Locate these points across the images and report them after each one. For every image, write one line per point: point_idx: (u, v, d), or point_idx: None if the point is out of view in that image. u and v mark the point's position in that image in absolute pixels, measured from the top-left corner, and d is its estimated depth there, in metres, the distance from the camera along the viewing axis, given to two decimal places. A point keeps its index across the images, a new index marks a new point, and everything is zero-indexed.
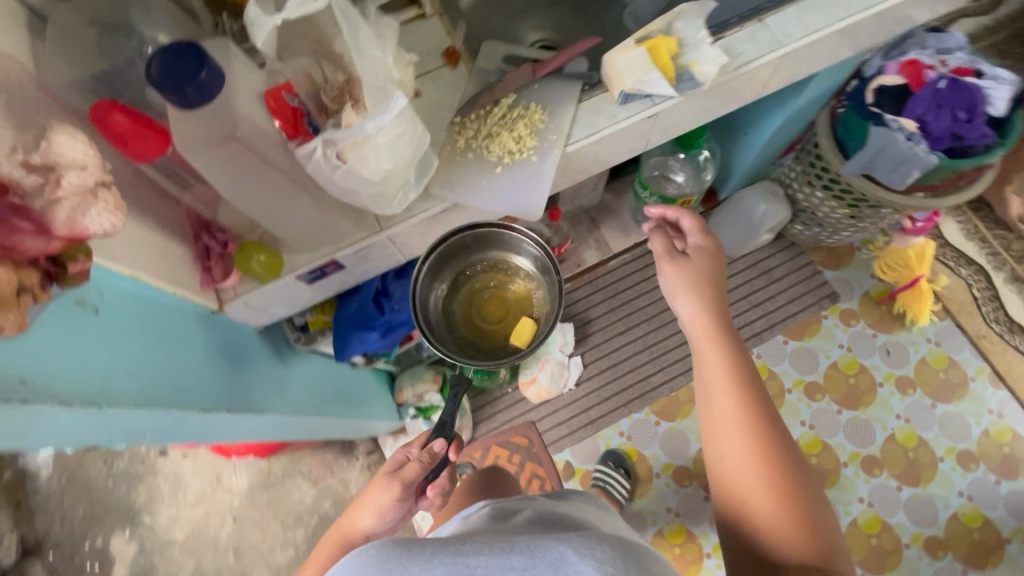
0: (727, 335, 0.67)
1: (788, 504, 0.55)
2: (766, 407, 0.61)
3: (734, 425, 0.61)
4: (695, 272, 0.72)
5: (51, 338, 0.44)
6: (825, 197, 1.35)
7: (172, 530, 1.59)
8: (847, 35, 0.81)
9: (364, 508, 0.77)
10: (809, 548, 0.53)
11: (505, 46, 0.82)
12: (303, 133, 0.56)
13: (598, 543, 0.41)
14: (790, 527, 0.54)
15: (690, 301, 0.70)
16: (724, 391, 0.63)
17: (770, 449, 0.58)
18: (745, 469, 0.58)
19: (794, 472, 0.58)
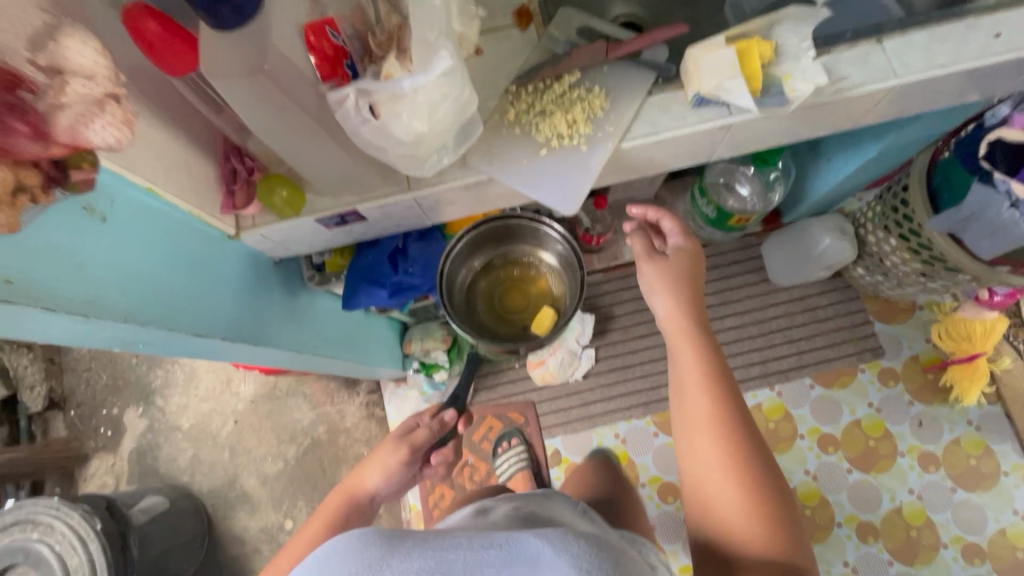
0: (703, 335, 0.67)
1: (758, 501, 0.55)
2: (738, 407, 0.60)
3: (708, 424, 0.59)
4: (675, 272, 0.71)
5: (48, 243, 0.44)
6: (899, 246, 1.23)
7: (179, 416, 1.69)
8: (976, 77, 0.70)
9: (373, 466, 0.78)
10: (779, 546, 0.53)
11: (584, 15, 0.74)
12: (343, 79, 0.53)
13: (576, 539, 0.39)
14: (760, 525, 0.54)
15: (669, 301, 0.69)
16: (697, 390, 0.62)
17: (742, 448, 0.58)
18: (719, 469, 0.57)
19: (765, 469, 0.57)
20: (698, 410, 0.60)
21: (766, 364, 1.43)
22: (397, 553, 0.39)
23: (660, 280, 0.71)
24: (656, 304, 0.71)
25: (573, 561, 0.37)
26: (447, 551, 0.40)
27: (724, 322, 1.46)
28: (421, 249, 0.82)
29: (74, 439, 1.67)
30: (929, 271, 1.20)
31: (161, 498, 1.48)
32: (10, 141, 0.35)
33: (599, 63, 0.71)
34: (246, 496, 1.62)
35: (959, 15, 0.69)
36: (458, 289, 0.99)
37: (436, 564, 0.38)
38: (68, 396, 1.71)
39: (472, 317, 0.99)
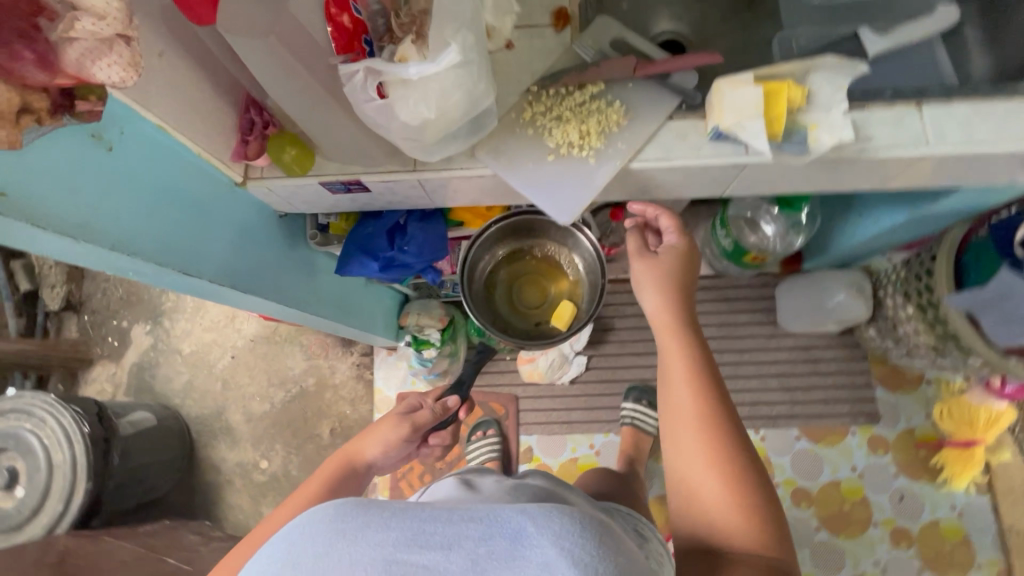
0: (690, 331, 0.67)
1: (743, 492, 0.55)
2: (723, 400, 0.61)
3: (694, 418, 0.59)
4: (668, 269, 0.72)
5: (46, 163, 0.47)
6: (914, 316, 1.19)
7: (182, 341, 1.76)
8: (1015, 161, 0.67)
9: (374, 437, 0.80)
10: (764, 535, 0.53)
11: (621, 25, 0.72)
12: (359, 54, 0.53)
13: (562, 515, 0.37)
14: (745, 516, 0.53)
15: (659, 300, 0.70)
16: (683, 383, 0.62)
17: (728, 440, 0.58)
18: (706, 461, 0.57)
19: (751, 460, 0.57)
20: (684, 403, 0.60)
21: (755, 407, 1.41)
22: (369, 526, 0.36)
23: (651, 279, 0.72)
24: (647, 303, 0.71)
25: (557, 540, 0.35)
26: (429, 519, 0.37)
27: (721, 356, 1.44)
28: (419, 230, 0.82)
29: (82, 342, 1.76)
30: (940, 347, 1.16)
31: (150, 415, 1.54)
32: (21, 68, 0.38)
33: (624, 78, 0.70)
34: (230, 429, 1.69)
35: (1010, 93, 0.65)
36: (479, 278, 1.00)
37: (415, 533, 0.36)
38: (84, 301, 1.79)
39: (490, 307, 1.01)
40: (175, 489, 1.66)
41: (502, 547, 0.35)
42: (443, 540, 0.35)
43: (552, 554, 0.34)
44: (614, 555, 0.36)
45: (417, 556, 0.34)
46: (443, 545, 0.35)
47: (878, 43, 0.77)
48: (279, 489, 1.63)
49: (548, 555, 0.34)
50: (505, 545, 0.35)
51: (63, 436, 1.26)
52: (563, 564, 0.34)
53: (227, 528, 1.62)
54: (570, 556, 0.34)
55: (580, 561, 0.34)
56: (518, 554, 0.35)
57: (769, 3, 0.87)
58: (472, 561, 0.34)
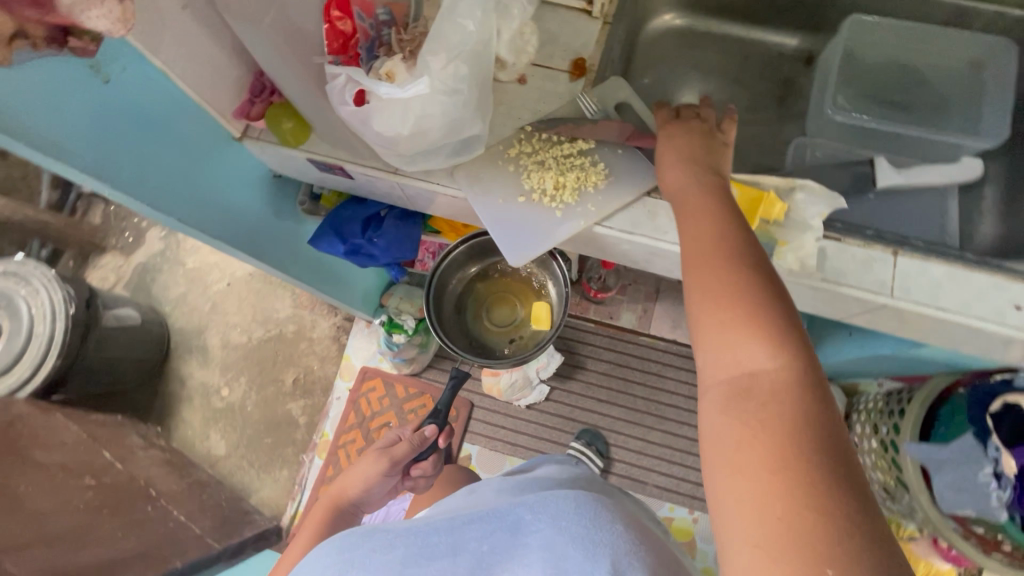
0: (710, 175, 0.55)
1: (769, 326, 0.42)
2: (749, 233, 0.48)
3: (715, 251, 0.47)
4: (691, 127, 0.60)
5: (38, 86, 0.52)
6: (875, 449, 1.14)
7: (187, 255, 1.81)
8: (979, 337, 0.65)
9: (355, 477, 0.83)
10: (798, 371, 0.40)
11: (631, 92, 0.73)
12: (350, 59, 0.58)
13: (554, 501, 0.50)
14: (774, 351, 0.41)
15: (675, 156, 0.57)
16: (701, 221, 0.50)
17: (755, 274, 0.44)
18: (726, 297, 0.44)
19: (783, 293, 0.44)
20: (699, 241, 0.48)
21: (697, 487, 1.38)
22: (381, 549, 0.50)
23: (672, 135, 0.59)
24: (662, 163, 0.59)
25: (551, 521, 0.48)
26: (428, 539, 0.51)
27: (679, 428, 1.42)
28: (394, 227, 0.88)
29: (100, 229, 1.84)
30: (890, 488, 1.11)
31: (135, 314, 1.60)
32: (15, 5, 0.42)
33: (615, 145, 0.72)
34: (205, 348, 1.74)
35: (990, 269, 0.64)
36: (448, 300, 1.00)
37: (421, 548, 0.49)
38: None
39: (461, 328, 1.01)
40: (139, 389, 1.72)
41: (503, 537, 0.49)
42: (448, 549, 0.49)
43: (549, 532, 0.47)
44: (609, 519, 0.49)
45: (427, 566, 0.47)
46: (450, 549, 0.49)
47: (892, 177, 0.76)
48: (231, 419, 1.67)
49: (540, 530, 0.48)
50: (504, 538, 0.49)
51: (49, 308, 1.33)
52: (555, 535, 0.46)
53: (173, 441, 1.67)
54: (559, 528, 0.47)
55: (574, 529, 0.46)
56: (518, 539, 0.48)
57: (800, 107, 0.87)
58: (478, 557, 0.47)
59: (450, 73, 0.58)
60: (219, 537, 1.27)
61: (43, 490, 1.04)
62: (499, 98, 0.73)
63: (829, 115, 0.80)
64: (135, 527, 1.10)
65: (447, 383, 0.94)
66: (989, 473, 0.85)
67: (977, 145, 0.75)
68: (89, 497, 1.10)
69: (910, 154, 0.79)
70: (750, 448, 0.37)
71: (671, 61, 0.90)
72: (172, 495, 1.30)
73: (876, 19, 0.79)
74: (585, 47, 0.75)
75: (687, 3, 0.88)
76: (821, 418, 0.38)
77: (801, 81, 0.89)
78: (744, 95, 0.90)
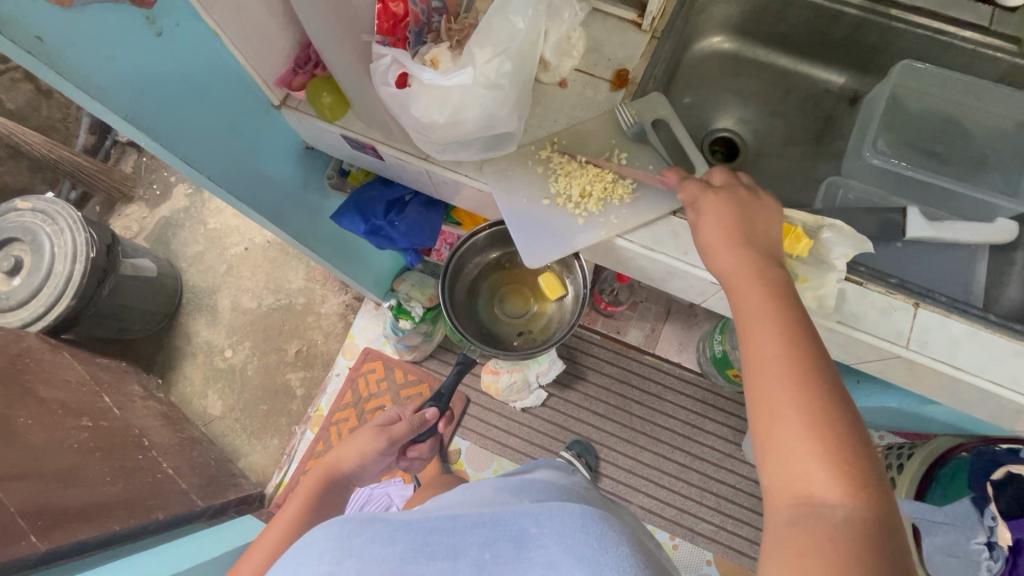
0: (766, 257, 0.53)
1: (840, 454, 0.41)
2: (815, 337, 0.46)
3: (783, 359, 0.45)
4: (737, 201, 0.57)
5: (95, 30, 0.53)
6: None
7: (210, 216, 1.84)
8: (991, 401, 0.64)
9: (351, 450, 0.80)
10: (871, 504, 0.40)
11: (670, 110, 0.72)
12: (398, 41, 0.59)
13: (564, 513, 0.43)
14: (844, 480, 0.40)
15: (726, 235, 0.55)
16: (765, 320, 0.48)
17: (826, 393, 0.43)
18: (797, 415, 0.43)
19: (852, 412, 0.43)
20: (766, 345, 0.46)
21: (682, 514, 1.36)
22: (374, 543, 0.42)
23: (716, 208, 0.57)
24: (708, 241, 0.56)
25: (558, 538, 0.41)
26: (428, 537, 0.43)
27: (671, 452, 1.40)
28: (415, 213, 0.90)
29: (130, 178, 1.86)
30: None
31: (152, 266, 1.61)
32: None
33: (647, 160, 0.72)
34: (214, 309, 1.76)
35: (1011, 333, 0.63)
36: (463, 284, 0.97)
37: (419, 545, 0.42)
38: None
39: (471, 313, 0.99)
40: (145, 339, 1.74)
41: (506, 549, 0.41)
42: (446, 551, 0.42)
43: (555, 551, 0.40)
44: (621, 541, 0.42)
45: (425, 566, 0.40)
46: (448, 554, 0.41)
47: (923, 228, 0.72)
48: (230, 380, 1.69)
49: (547, 548, 0.41)
50: (507, 549, 0.41)
51: (70, 249, 1.35)
52: (563, 559, 0.39)
53: (172, 395, 1.69)
54: (569, 551, 0.40)
55: (581, 551, 0.40)
56: (523, 553, 0.41)
57: (838, 146, 0.87)
58: (478, 565, 0.40)
59: (493, 69, 0.58)
60: (203, 495, 1.28)
61: (40, 425, 1.05)
62: (539, 99, 0.74)
63: (867, 158, 0.80)
64: (125, 474, 1.12)
65: (455, 369, 0.94)
66: (982, 542, 0.79)
67: (1017, 208, 0.73)
68: (84, 438, 1.12)
69: (940, 206, 0.79)
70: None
71: (713, 84, 0.90)
72: (164, 448, 1.31)
73: (929, 67, 0.78)
74: (629, 60, 0.75)
75: (738, 28, 0.87)
76: (889, 544, 0.38)
77: (842, 120, 0.88)
78: (782, 127, 0.90)
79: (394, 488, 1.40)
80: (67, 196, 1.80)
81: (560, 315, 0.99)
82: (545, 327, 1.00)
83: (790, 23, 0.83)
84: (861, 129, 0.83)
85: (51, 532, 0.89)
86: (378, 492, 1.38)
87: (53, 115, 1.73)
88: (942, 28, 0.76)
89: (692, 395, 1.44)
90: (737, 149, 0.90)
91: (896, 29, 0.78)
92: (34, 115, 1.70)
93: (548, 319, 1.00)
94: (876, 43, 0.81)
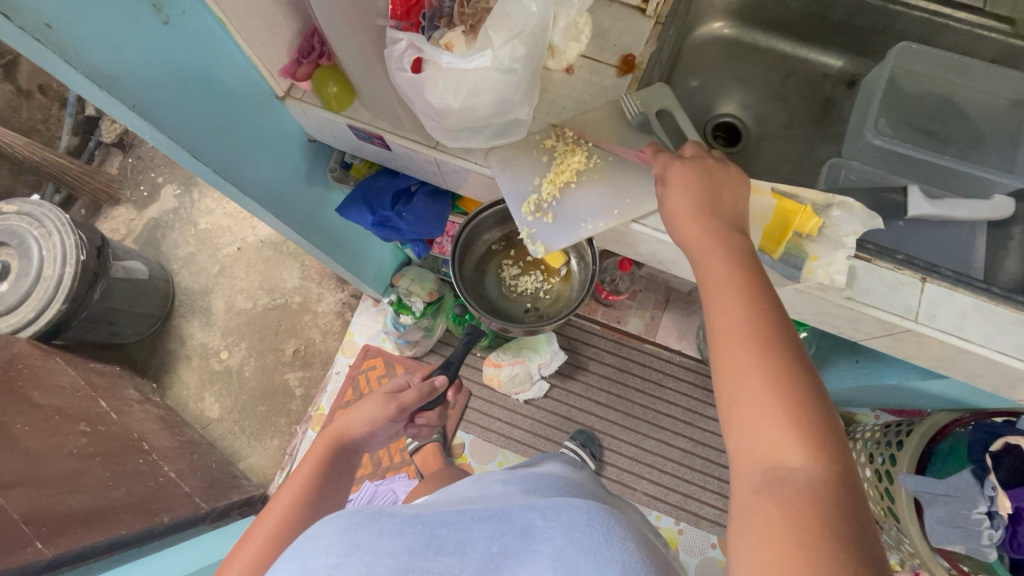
0: (728, 227, 0.51)
1: (801, 407, 0.41)
2: (775, 308, 0.45)
3: (743, 334, 0.44)
4: (709, 172, 0.55)
5: (104, 15, 0.52)
6: (868, 480, 1.08)
7: (200, 216, 1.79)
8: (996, 371, 0.65)
9: (360, 416, 0.79)
10: (832, 467, 0.39)
11: (674, 101, 0.73)
12: (411, 25, 0.60)
13: (570, 507, 0.41)
14: (805, 442, 0.40)
15: (688, 209, 0.53)
16: (729, 296, 0.46)
17: (785, 366, 0.42)
18: (760, 386, 0.42)
19: (816, 378, 0.42)
20: (733, 315, 0.45)
21: (685, 499, 1.37)
22: (382, 535, 0.39)
23: (685, 175, 0.55)
24: (671, 213, 0.54)
25: (564, 531, 0.39)
26: (436, 530, 0.41)
27: (673, 439, 1.42)
28: (422, 203, 0.92)
29: (116, 180, 1.81)
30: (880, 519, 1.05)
31: (144, 269, 1.58)
32: None
33: None
34: (208, 310, 1.72)
35: (1016, 305, 0.64)
36: (472, 259, 0.99)
37: (427, 539, 0.40)
38: (134, 144, 1.84)
39: (479, 289, 1.00)
40: (138, 343, 1.70)
41: (514, 543, 0.39)
42: (455, 545, 0.39)
43: (561, 543, 0.38)
44: (628, 536, 0.40)
45: (433, 560, 0.38)
46: (455, 547, 0.39)
47: (922, 207, 0.74)
48: (227, 382, 1.66)
49: (551, 540, 0.39)
50: (515, 542, 0.40)
51: (60, 252, 1.32)
52: (571, 551, 0.38)
53: (167, 399, 1.65)
54: (577, 543, 0.38)
55: (588, 543, 0.38)
56: (529, 546, 0.39)
57: (836, 129, 0.89)
58: (485, 559, 0.38)
59: (509, 55, 0.58)
60: (207, 497, 1.24)
61: (38, 431, 1.03)
62: (546, 86, 0.75)
63: (869, 140, 0.80)
64: (127, 478, 1.08)
65: (464, 340, 0.95)
66: (984, 511, 0.78)
67: (1014, 184, 0.75)
68: (83, 443, 1.09)
69: (939, 182, 0.80)
70: (780, 539, 0.36)
71: (713, 69, 0.91)
72: (164, 451, 1.28)
73: (926, 47, 0.79)
74: (635, 45, 0.75)
75: (739, 14, 0.88)
76: (848, 501, 0.38)
77: (841, 103, 0.89)
78: (782, 110, 0.91)
79: (399, 484, 1.39)
80: (51, 199, 1.74)
81: (567, 292, 1.00)
82: (552, 304, 1.01)
83: (790, 7, 0.85)
84: (862, 112, 0.84)
85: (57, 537, 0.86)
86: (383, 489, 1.37)
87: (34, 116, 1.68)
88: (938, 9, 0.78)
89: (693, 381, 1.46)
90: (740, 134, 0.91)
91: (894, 11, 0.80)
92: (15, 116, 1.65)
93: (555, 296, 1.01)
94: (873, 26, 0.83)
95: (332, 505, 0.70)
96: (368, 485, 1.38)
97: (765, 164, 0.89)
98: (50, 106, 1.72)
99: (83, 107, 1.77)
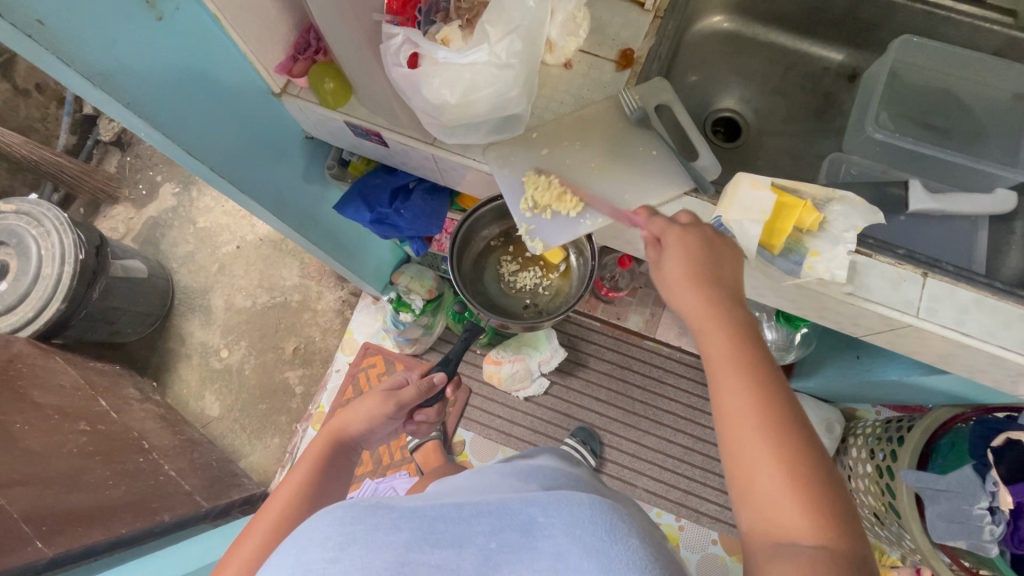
0: (729, 298, 0.53)
1: (809, 482, 0.43)
2: (779, 385, 0.47)
3: (751, 412, 0.46)
4: (705, 240, 0.56)
5: (95, 11, 0.52)
6: (869, 476, 1.08)
7: (198, 215, 1.79)
8: (998, 366, 0.65)
9: (358, 414, 0.78)
10: (842, 541, 0.41)
11: (673, 95, 0.72)
12: (407, 19, 0.60)
13: (571, 502, 0.41)
14: (813, 518, 0.42)
15: (687, 280, 0.54)
16: (733, 373, 0.48)
17: (794, 442, 0.44)
18: (770, 464, 0.44)
19: (819, 451, 0.45)
20: (738, 394, 0.47)
21: (686, 495, 1.37)
22: (379, 530, 0.39)
23: (683, 242, 0.56)
24: (670, 281, 0.55)
25: (565, 527, 0.39)
26: (435, 523, 0.41)
27: (673, 435, 1.41)
28: (421, 201, 0.92)
29: (115, 178, 1.80)
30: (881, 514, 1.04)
31: (143, 267, 1.57)
32: None
33: (649, 145, 0.72)
34: (208, 308, 1.72)
35: (1018, 299, 0.64)
36: (470, 255, 0.98)
37: (425, 533, 0.39)
38: (132, 142, 1.83)
39: (477, 286, 1.00)
40: (139, 341, 1.70)
41: (513, 538, 0.39)
42: (453, 539, 0.39)
43: (563, 541, 0.38)
44: (631, 532, 0.39)
45: (430, 555, 0.38)
46: (454, 543, 0.39)
47: (923, 201, 0.74)
48: (227, 381, 1.66)
49: (552, 537, 0.38)
50: (514, 537, 0.39)
51: (59, 251, 1.31)
52: (574, 549, 0.37)
53: (168, 398, 1.65)
54: (580, 542, 0.38)
55: (590, 541, 0.38)
56: (528, 543, 0.38)
57: (837, 123, 0.88)
58: (484, 555, 0.38)
59: (506, 49, 0.58)
60: (209, 496, 1.24)
61: (38, 430, 1.02)
62: (544, 81, 0.74)
63: (870, 134, 0.80)
64: (128, 477, 1.08)
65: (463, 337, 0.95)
66: (985, 506, 0.77)
67: (1016, 178, 0.74)
68: (83, 442, 1.09)
69: (939, 176, 0.80)
70: None
71: (713, 65, 0.91)
72: (165, 450, 1.28)
73: (927, 41, 0.79)
74: (634, 39, 0.75)
75: (738, 8, 0.87)
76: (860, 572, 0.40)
77: (841, 97, 0.89)
78: (782, 105, 0.90)
79: (399, 482, 1.39)
80: (50, 198, 1.74)
81: (566, 287, 1.00)
82: (551, 300, 1.01)
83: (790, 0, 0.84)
84: (862, 106, 0.83)
85: (56, 536, 0.86)
86: (383, 486, 1.37)
87: (32, 115, 1.67)
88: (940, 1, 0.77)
89: (693, 377, 1.45)
90: (739, 130, 0.90)
91: (895, 4, 0.79)
92: (12, 115, 1.64)
93: (554, 291, 1.01)
94: (873, 19, 0.82)
95: (331, 501, 0.70)
96: (369, 482, 1.37)
97: (765, 159, 0.88)
98: (48, 105, 1.71)
99: (81, 105, 1.76)
